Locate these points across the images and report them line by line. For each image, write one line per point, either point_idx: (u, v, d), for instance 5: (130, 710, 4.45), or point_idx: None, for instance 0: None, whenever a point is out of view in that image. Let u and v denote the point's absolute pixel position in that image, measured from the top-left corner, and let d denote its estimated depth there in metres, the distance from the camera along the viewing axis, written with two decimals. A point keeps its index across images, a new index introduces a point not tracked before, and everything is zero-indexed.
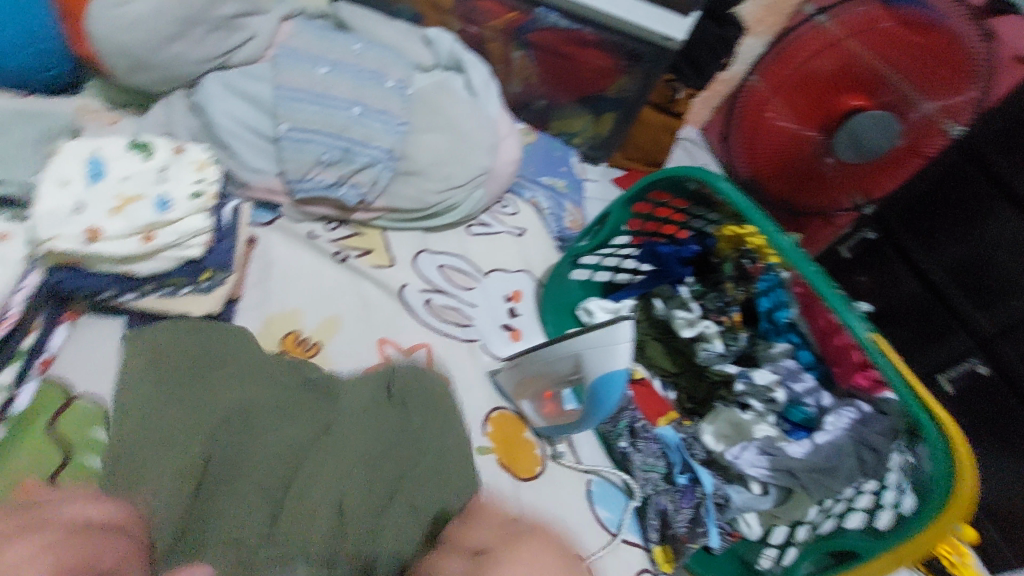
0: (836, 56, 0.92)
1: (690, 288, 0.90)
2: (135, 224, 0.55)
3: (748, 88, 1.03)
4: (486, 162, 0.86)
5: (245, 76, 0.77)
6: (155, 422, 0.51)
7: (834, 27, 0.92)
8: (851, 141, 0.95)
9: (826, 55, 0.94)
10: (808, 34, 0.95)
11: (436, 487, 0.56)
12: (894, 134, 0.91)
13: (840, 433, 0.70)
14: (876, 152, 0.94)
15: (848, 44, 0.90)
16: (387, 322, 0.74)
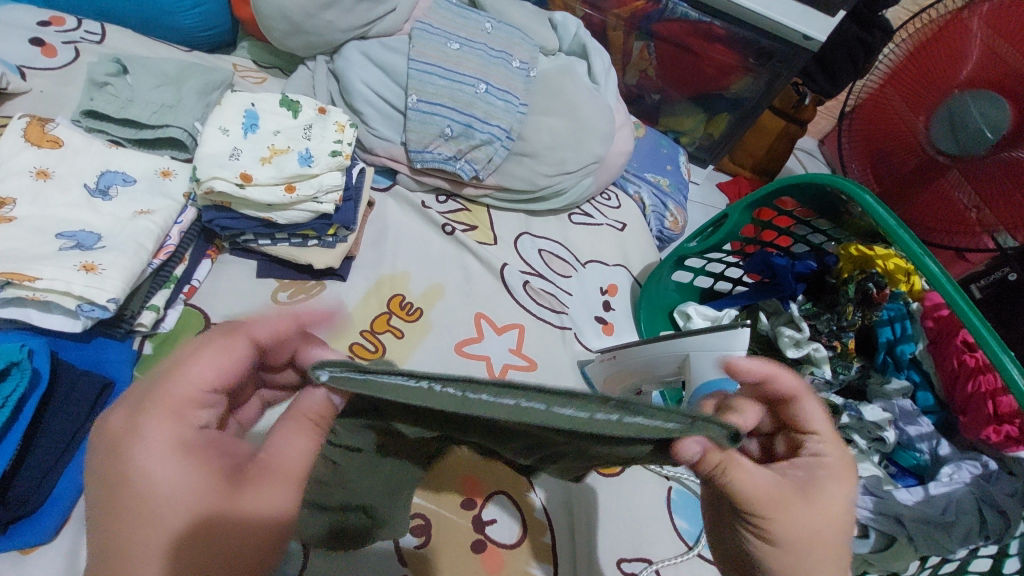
0: (983, 57, 0.84)
1: (801, 306, 0.82)
2: (283, 173, 0.59)
3: (877, 95, 1.05)
4: (599, 151, 0.86)
5: (383, 47, 0.81)
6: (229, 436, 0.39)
7: (976, 21, 0.85)
8: (952, 133, 0.90)
9: (965, 52, 0.87)
10: (947, 27, 0.90)
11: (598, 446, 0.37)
12: (998, 124, 0.82)
13: (959, 486, 0.64)
14: (976, 142, 0.87)
15: (982, 33, 0.84)
16: (487, 297, 0.76)
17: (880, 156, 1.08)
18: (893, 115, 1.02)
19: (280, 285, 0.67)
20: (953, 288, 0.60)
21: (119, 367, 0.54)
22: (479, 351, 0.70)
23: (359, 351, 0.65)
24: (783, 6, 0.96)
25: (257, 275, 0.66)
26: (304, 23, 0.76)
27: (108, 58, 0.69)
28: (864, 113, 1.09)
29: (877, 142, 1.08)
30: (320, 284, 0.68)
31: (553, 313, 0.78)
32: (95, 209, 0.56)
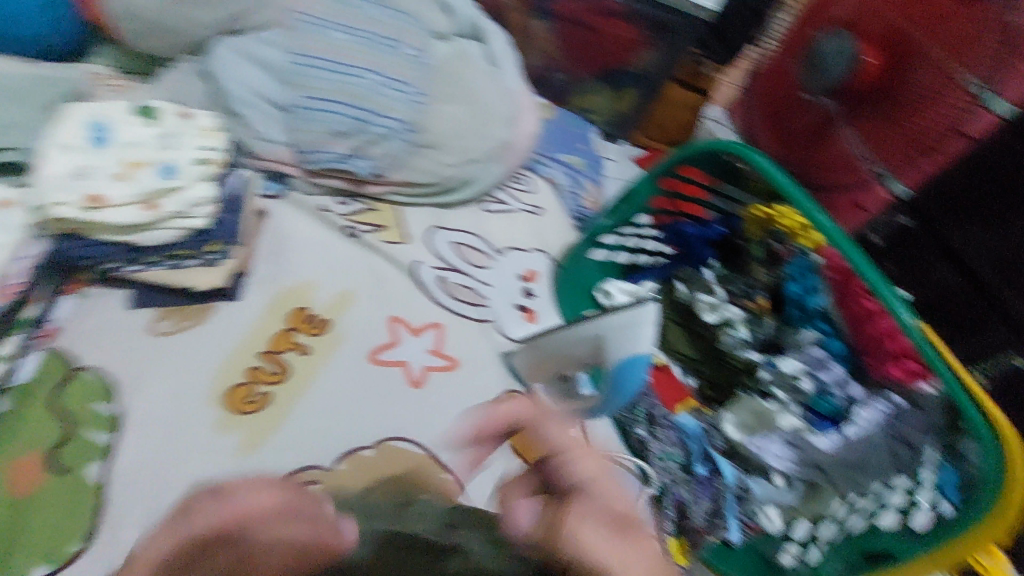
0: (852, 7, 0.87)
1: (715, 271, 0.87)
2: (142, 190, 0.54)
3: (772, 59, 1.12)
4: (504, 136, 0.84)
5: (256, 40, 0.72)
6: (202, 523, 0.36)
7: None
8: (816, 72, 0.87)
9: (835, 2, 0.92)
10: None
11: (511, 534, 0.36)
12: (846, 54, 0.81)
13: (873, 428, 0.67)
14: (828, 77, 0.84)
15: None
16: (401, 299, 0.72)
17: (774, 115, 1.13)
18: (783, 73, 1.09)
19: (161, 312, 0.60)
20: (845, 237, 0.60)
21: None
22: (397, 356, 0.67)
23: (259, 375, 0.59)
24: None
25: (131, 305, 0.59)
26: None
27: None
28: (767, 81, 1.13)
29: (772, 102, 1.13)
30: (209, 307, 0.61)
31: (473, 307, 0.76)
32: None
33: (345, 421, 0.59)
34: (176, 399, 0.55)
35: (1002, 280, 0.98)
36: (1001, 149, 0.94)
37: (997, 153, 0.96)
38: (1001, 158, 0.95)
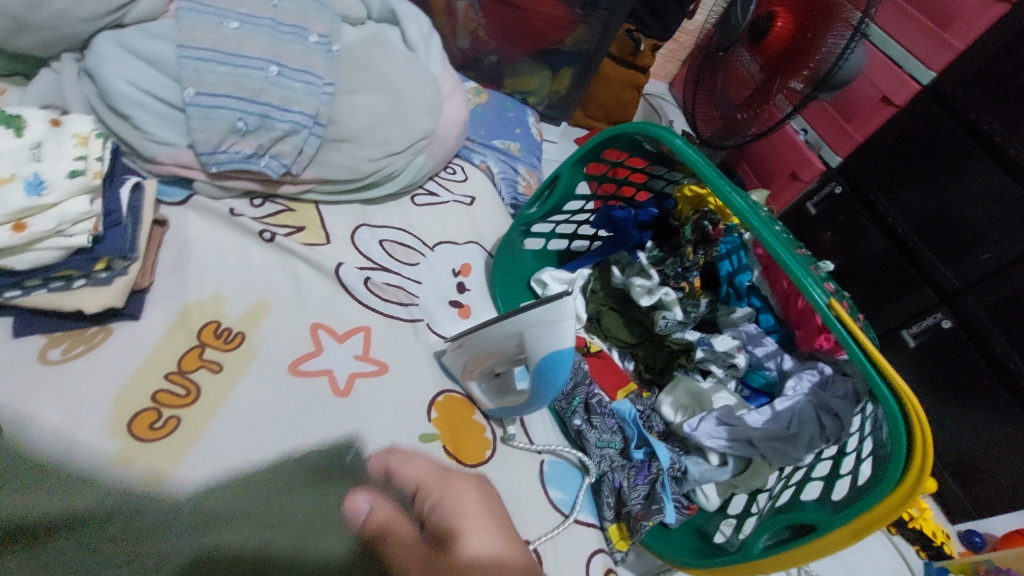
0: None
1: (649, 254, 0.83)
2: (6, 209, 0.48)
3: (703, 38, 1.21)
4: (427, 125, 0.81)
5: (143, 34, 0.67)
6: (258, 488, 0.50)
7: None
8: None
9: None
10: None
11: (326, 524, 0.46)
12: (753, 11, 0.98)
13: (800, 398, 0.70)
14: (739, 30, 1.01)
15: None
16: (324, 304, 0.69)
17: (705, 87, 1.20)
18: (709, 49, 1.17)
19: (50, 340, 0.55)
20: (760, 220, 0.59)
21: None
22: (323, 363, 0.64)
23: (165, 399, 0.55)
24: None
25: (14, 334, 0.54)
26: (29, 14, 0.61)
27: None
28: (705, 60, 1.18)
29: (704, 78, 1.20)
30: (106, 330, 0.58)
31: (402, 307, 0.73)
32: None
33: (263, 441, 0.56)
34: (62, 435, 0.49)
35: (924, 243, 1.03)
36: (929, 122, 1.00)
37: (923, 124, 1.01)
38: (914, 130, 1.03)
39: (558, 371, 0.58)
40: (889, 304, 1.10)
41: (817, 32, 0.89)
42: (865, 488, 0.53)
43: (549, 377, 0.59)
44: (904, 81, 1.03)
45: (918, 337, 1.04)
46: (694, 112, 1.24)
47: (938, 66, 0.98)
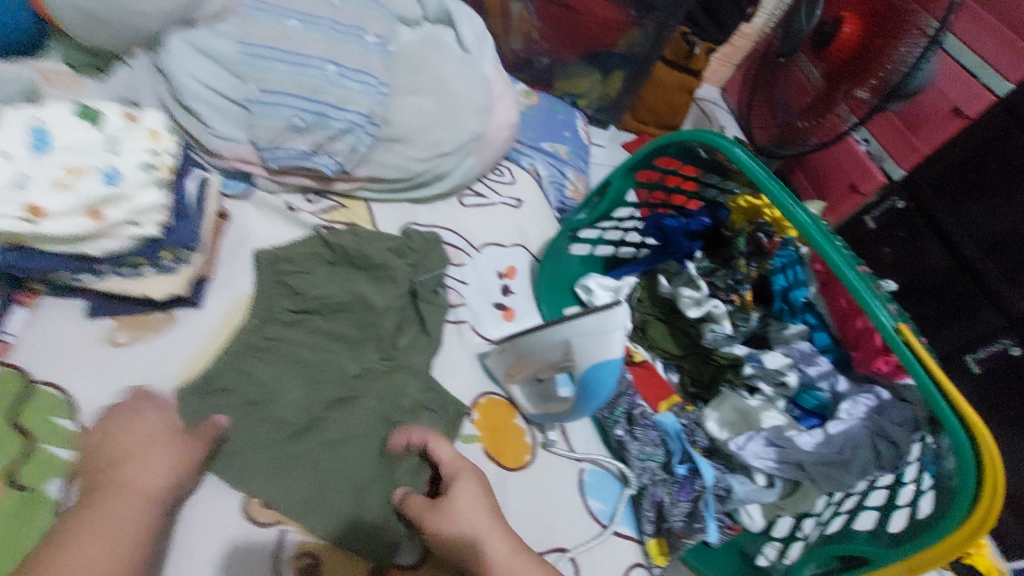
0: None
1: (698, 265, 0.82)
2: (82, 199, 0.50)
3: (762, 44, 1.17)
4: (476, 127, 0.80)
5: (210, 32, 0.69)
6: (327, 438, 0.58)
7: None
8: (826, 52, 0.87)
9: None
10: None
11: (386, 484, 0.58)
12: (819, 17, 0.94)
13: (855, 423, 0.66)
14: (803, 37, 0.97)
15: None
16: (420, 288, 0.70)
17: (762, 94, 1.17)
18: (768, 55, 1.13)
19: (118, 323, 0.58)
20: (822, 236, 0.56)
21: None
22: (414, 354, 0.67)
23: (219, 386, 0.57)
24: None
25: (88, 315, 0.58)
26: (106, 12, 0.64)
27: None
28: (764, 66, 1.15)
29: (762, 84, 1.16)
30: (169, 316, 0.60)
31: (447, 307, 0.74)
32: None
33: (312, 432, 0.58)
34: None
35: (992, 264, 0.97)
36: (1003, 135, 0.94)
37: (995, 138, 0.95)
38: (988, 143, 0.97)
39: (602, 379, 0.58)
40: (950, 327, 1.04)
41: (887, 39, 0.85)
42: (924, 522, 0.50)
43: (597, 387, 0.58)
44: (979, 91, 0.97)
45: (982, 363, 0.99)
46: (749, 120, 1.21)
47: (1017, 77, 0.93)
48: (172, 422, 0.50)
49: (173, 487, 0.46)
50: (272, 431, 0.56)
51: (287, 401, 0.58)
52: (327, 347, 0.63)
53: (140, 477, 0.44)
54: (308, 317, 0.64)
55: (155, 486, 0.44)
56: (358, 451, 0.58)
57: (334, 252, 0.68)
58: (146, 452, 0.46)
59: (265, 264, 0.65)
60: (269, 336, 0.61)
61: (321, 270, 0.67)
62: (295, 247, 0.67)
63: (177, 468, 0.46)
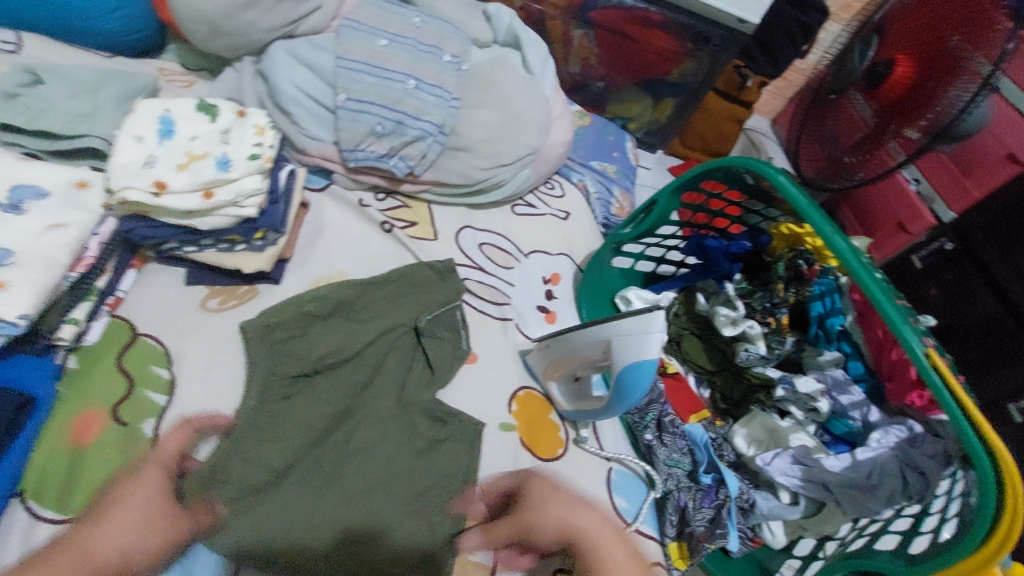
0: (894, 25, 0.97)
1: (737, 286, 0.84)
2: (199, 180, 0.58)
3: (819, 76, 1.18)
4: (535, 142, 0.87)
5: (310, 46, 0.79)
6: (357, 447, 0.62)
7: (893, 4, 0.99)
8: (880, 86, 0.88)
9: (878, 22, 1.01)
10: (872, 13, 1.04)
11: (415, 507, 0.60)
12: None
13: (885, 451, 0.68)
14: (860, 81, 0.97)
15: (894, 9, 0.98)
16: (423, 326, 0.72)
17: (813, 128, 1.18)
18: (823, 87, 1.15)
19: (210, 291, 0.66)
20: (859, 262, 0.59)
21: (38, 383, 0.52)
22: (421, 390, 0.68)
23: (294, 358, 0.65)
24: None
25: (186, 282, 0.66)
26: (226, 23, 0.74)
27: (21, 68, 0.69)
28: (817, 99, 1.17)
29: (812, 116, 1.18)
30: (253, 290, 0.68)
31: (495, 305, 0.79)
32: (6, 224, 0.55)
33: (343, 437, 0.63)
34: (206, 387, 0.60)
35: None
36: None
37: None
38: None
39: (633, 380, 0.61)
40: (993, 373, 1.03)
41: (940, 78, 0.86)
42: (944, 545, 0.52)
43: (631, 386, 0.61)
44: None
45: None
46: (797, 151, 1.23)
47: None
48: (161, 481, 0.49)
49: (147, 544, 0.45)
50: (298, 435, 0.60)
51: (302, 458, 0.59)
52: (336, 379, 0.65)
53: (92, 541, 0.43)
54: (309, 378, 0.64)
55: (102, 551, 0.43)
56: (382, 495, 0.60)
57: (323, 305, 0.67)
58: (116, 506, 0.46)
59: (255, 334, 0.62)
60: (291, 345, 0.64)
61: (318, 327, 0.67)
62: (281, 311, 0.65)
63: (142, 536, 0.44)
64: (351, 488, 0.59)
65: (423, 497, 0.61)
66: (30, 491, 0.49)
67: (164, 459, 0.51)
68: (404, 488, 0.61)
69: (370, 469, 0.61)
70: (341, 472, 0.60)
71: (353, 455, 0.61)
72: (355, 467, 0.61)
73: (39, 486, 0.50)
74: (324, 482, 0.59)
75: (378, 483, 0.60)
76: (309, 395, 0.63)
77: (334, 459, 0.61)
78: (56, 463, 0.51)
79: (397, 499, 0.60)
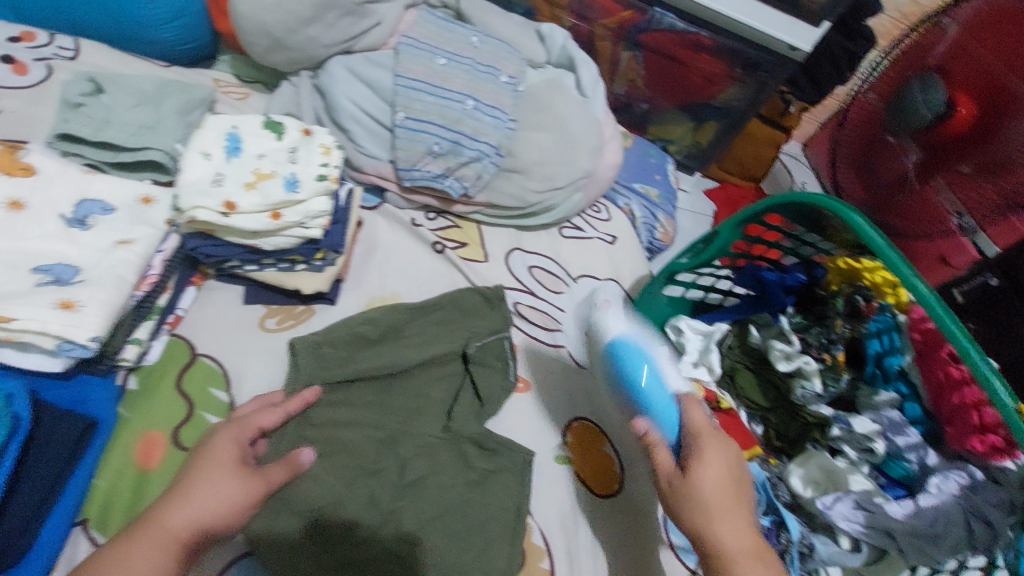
0: (957, 54, 0.91)
1: (791, 320, 0.83)
2: (269, 200, 0.58)
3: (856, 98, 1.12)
4: (588, 166, 0.85)
5: (368, 63, 0.78)
6: (412, 476, 0.62)
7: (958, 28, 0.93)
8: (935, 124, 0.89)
9: (937, 46, 0.96)
10: (928, 33, 0.98)
11: (471, 548, 0.58)
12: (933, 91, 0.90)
13: (948, 499, 0.65)
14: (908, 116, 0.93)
15: (959, 36, 0.92)
16: (473, 353, 0.70)
17: (855, 152, 1.15)
18: (867, 109, 1.10)
19: (268, 311, 0.66)
20: (945, 311, 0.58)
21: (102, 405, 0.52)
22: (471, 422, 0.67)
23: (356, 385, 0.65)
24: (767, 15, 0.97)
25: (245, 301, 0.65)
26: (288, 38, 0.73)
27: (82, 77, 0.69)
28: (858, 119, 1.12)
29: (854, 137, 1.15)
30: (309, 310, 0.67)
31: (546, 331, 0.78)
32: (73, 239, 0.55)
33: (400, 460, 0.62)
34: None
35: None
36: None
37: None
38: None
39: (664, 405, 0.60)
40: None
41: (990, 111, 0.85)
42: None
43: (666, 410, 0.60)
44: None
45: None
46: (835, 175, 1.21)
47: None
48: (240, 455, 0.50)
49: (227, 512, 0.47)
50: (354, 460, 0.61)
51: (358, 486, 0.59)
52: (389, 402, 0.65)
53: (171, 515, 0.44)
54: (364, 401, 0.64)
55: (183, 527, 0.44)
56: (437, 530, 0.59)
57: (375, 328, 0.68)
58: (201, 482, 0.46)
59: (306, 350, 0.62)
60: (357, 367, 0.64)
61: (367, 351, 0.66)
62: (334, 332, 0.65)
63: (226, 500, 0.47)
64: (410, 518, 0.58)
65: (477, 533, 0.59)
66: (94, 518, 0.49)
67: (244, 432, 0.52)
68: (456, 523, 0.60)
69: (430, 501, 0.60)
70: (398, 505, 0.59)
71: (412, 481, 0.61)
72: (414, 499, 0.60)
73: (102, 510, 0.50)
74: (385, 508, 0.59)
75: (430, 516, 0.59)
76: (372, 421, 0.63)
77: (389, 485, 0.60)
78: (121, 487, 0.51)
79: (455, 539, 0.58)
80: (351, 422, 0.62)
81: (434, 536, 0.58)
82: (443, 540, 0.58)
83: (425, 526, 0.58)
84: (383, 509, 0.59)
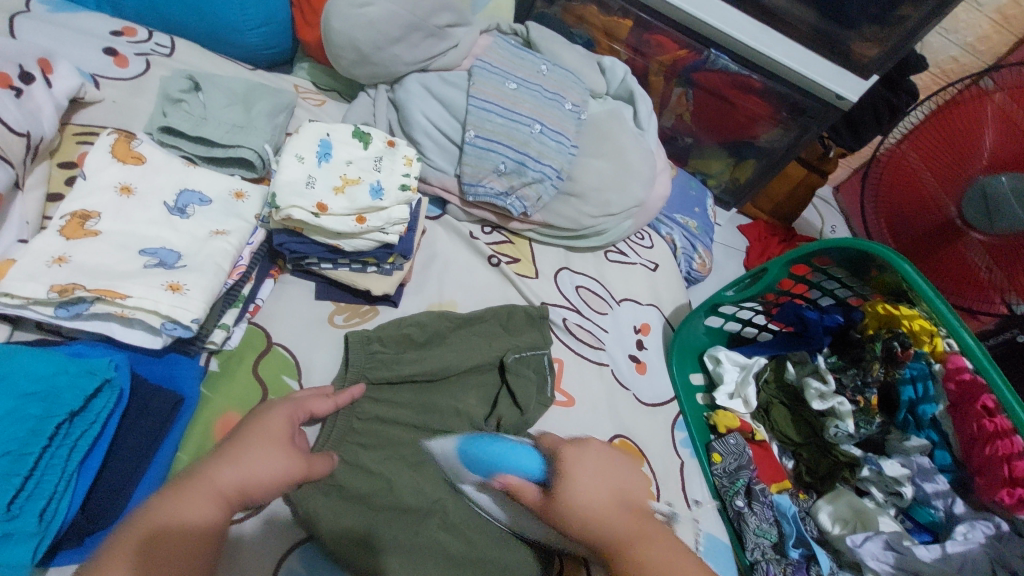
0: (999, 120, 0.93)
1: (828, 360, 0.85)
2: (356, 205, 0.62)
3: (889, 148, 1.15)
4: (641, 195, 0.89)
5: (443, 82, 0.83)
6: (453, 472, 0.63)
7: (996, 91, 0.94)
8: (985, 211, 0.95)
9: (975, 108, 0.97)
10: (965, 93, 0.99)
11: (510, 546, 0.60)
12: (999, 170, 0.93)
13: (974, 546, 0.66)
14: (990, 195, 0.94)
15: (999, 99, 0.93)
16: (509, 363, 0.72)
17: (884, 201, 1.18)
18: (900, 161, 1.13)
19: (336, 307, 0.69)
20: (997, 370, 0.63)
21: (187, 383, 0.56)
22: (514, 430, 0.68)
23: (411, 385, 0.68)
24: (820, 66, 1.00)
25: (316, 296, 0.69)
26: (373, 54, 0.78)
27: (182, 75, 0.73)
28: (890, 169, 1.15)
29: (885, 186, 1.17)
30: (374, 309, 0.71)
31: (592, 349, 0.81)
32: (173, 226, 0.58)
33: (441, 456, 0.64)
34: None
35: None
36: None
37: None
38: None
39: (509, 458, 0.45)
40: None
41: None
42: None
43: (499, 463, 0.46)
44: None
45: None
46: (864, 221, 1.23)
47: None
48: (291, 431, 0.50)
49: (277, 480, 0.46)
50: (401, 453, 0.63)
51: (402, 479, 0.61)
52: (430, 402, 0.68)
53: (223, 471, 0.43)
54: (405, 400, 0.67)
55: (232, 486, 0.43)
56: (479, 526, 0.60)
57: (421, 331, 0.70)
58: (256, 447, 0.46)
59: (358, 345, 0.66)
60: (401, 371, 0.67)
61: (412, 353, 0.69)
62: (384, 330, 0.69)
63: (275, 465, 0.46)
64: (461, 511, 0.60)
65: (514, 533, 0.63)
66: None
67: (293, 410, 0.52)
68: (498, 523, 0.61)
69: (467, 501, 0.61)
70: (444, 497, 0.61)
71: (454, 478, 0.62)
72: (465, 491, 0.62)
73: None
74: (434, 499, 0.61)
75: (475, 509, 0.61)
76: (420, 421, 0.66)
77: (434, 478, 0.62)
78: None
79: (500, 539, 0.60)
80: (394, 419, 0.65)
81: (477, 531, 0.60)
82: (486, 536, 0.60)
83: (466, 524, 0.61)
84: (429, 499, 0.61)
